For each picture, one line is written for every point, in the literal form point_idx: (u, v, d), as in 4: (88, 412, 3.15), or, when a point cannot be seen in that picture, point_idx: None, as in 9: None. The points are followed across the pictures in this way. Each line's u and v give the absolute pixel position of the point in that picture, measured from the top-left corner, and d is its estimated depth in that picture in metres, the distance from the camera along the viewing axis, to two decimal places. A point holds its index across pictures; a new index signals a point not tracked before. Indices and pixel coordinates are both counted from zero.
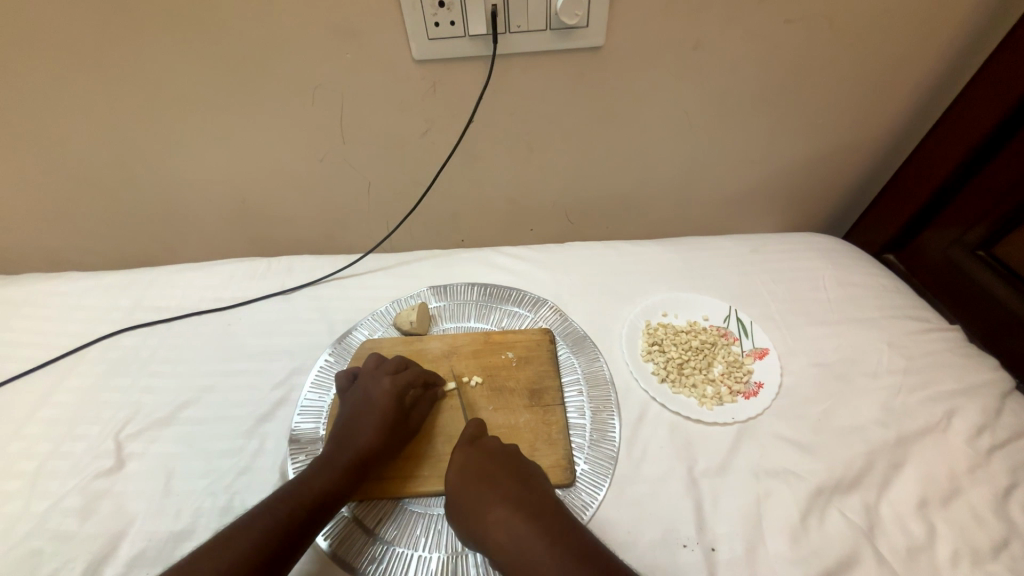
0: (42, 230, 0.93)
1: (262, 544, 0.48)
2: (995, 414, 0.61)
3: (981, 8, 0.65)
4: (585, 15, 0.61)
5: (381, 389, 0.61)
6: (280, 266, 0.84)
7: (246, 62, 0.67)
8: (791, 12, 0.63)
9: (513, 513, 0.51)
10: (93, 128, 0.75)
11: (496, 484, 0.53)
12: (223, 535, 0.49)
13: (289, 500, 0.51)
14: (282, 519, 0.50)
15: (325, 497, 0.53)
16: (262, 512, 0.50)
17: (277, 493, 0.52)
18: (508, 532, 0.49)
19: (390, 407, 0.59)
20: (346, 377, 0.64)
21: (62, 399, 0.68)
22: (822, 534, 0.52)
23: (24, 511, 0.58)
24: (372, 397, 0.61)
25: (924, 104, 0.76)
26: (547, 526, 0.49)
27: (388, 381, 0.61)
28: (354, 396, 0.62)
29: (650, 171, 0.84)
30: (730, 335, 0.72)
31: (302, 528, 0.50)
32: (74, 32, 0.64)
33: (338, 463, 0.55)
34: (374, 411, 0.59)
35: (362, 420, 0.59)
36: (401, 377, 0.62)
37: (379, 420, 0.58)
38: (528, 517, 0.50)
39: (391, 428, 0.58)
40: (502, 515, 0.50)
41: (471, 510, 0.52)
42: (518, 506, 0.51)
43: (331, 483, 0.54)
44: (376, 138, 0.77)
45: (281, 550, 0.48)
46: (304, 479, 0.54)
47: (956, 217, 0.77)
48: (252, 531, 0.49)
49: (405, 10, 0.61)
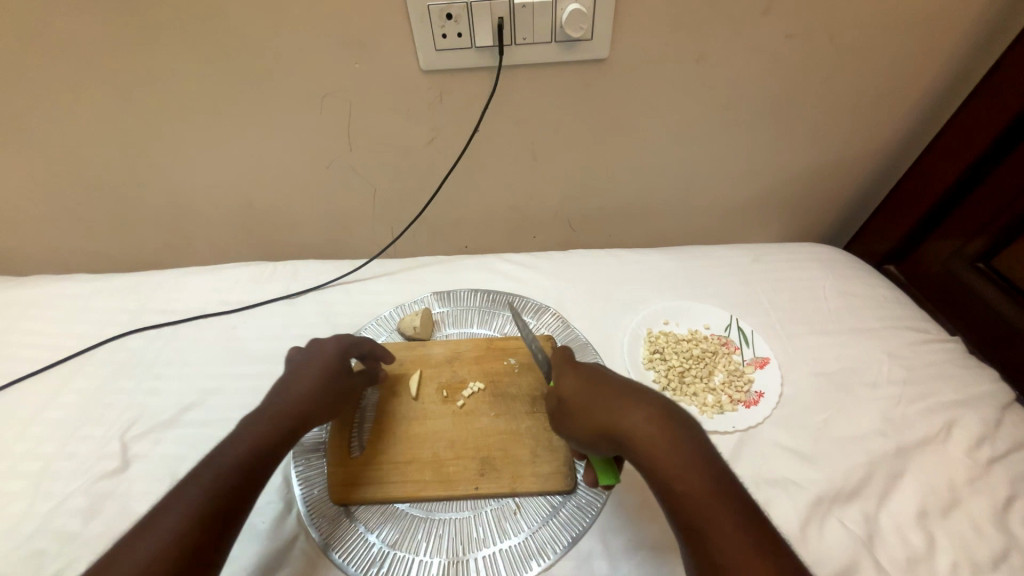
0: (51, 234, 0.94)
1: (202, 507, 0.45)
2: (996, 425, 0.61)
3: (980, 24, 0.66)
4: (590, 28, 0.63)
5: (324, 346, 0.62)
6: (285, 270, 0.85)
7: (255, 70, 0.68)
8: (792, 27, 0.65)
9: (646, 408, 0.47)
10: (103, 133, 0.77)
11: (625, 389, 0.50)
12: (155, 508, 0.45)
13: (220, 460, 0.49)
14: (219, 480, 0.47)
15: (262, 450, 0.51)
16: (193, 474, 0.47)
17: (206, 455, 0.49)
18: (649, 430, 0.45)
19: (332, 363, 0.60)
20: (294, 348, 0.64)
21: (68, 400, 0.69)
22: (821, 543, 0.53)
23: (29, 510, 0.59)
24: (314, 356, 0.61)
25: (925, 116, 0.76)
26: (680, 427, 0.46)
27: (333, 341, 0.63)
28: (296, 357, 0.62)
29: (653, 181, 0.85)
30: (731, 344, 0.72)
31: (245, 483, 0.48)
32: (90, 40, 0.65)
33: (270, 415, 0.54)
34: (314, 364, 0.60)
35: (295, 376, 0.59)
36: (344, 339, 0.64)
37: (316, 375, 0.59)
38: (671, 429, 0.45)
39: (327, 384, 0.59)
40: (638, 413, 0.47)
41: (601, 406, 0.49)
42: (652, 406, 0.47)
43: (266, 434, 0.53)
44: (382, 145, 0.78)
45: (228, 507, 0.46)
46: (236, 434, 0.52)
47: (957, 229, 0.78)
48: (186, 495, 0.46)
49: (413, 21, 0.62)
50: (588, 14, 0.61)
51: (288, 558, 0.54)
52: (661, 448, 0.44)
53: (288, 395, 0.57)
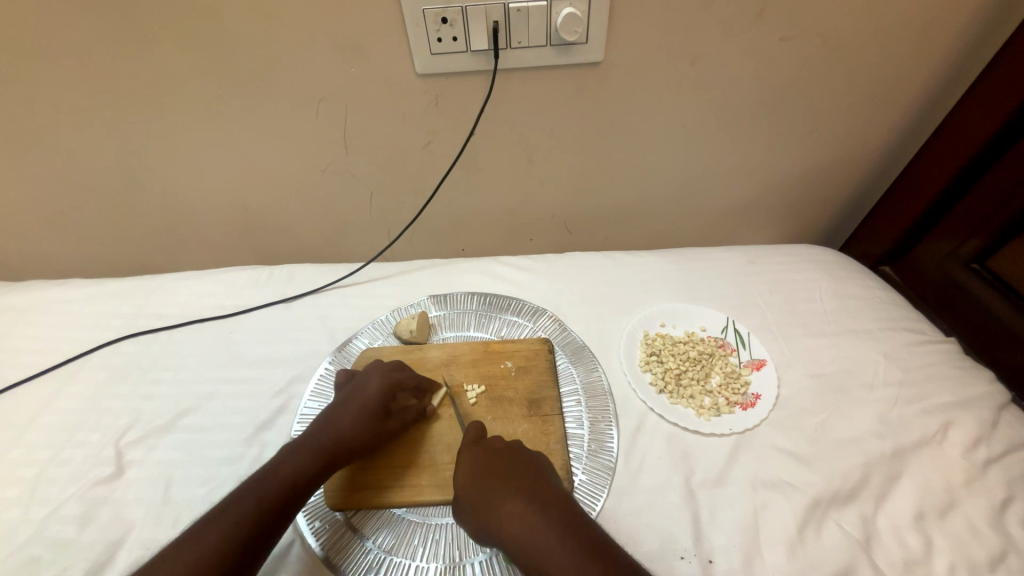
0: (45, 238, 0.94)
1: (230, 538, 0.48)
2: (992, 426, 0.61)
3: (972, 26, 0.66)
4: (585, 31, 0.63)
5: (370, 386, 0.61)
6: (281, 274, 0.85)
7: (250, 74, 0.68)
8: (786, 30, 0.65)
9: (525, 502, 0.50)
10: (97, 137, 0.76)
11: (510, 478, 0.52)
12: (187, 534, 0.48)
13: (256, 492, 0.52)
14: (250, 511, 0.50)
15: (293, 484, 0.53)
16: (228, 504, 0.50)
17: (243, 485, 0.53)
18: (527, 522, 0.48)
19: (377, 404, 0.60)
20: (344, 375, 0.65)
21: (63, 406, 0.69)
22: (819, 546, 0.53)
23: (23, 518, 0.58)
24: (360, 393, 0.61)
25: (919, 117, 0.77)
26: (557, 519, 0.48)
27: (379, 379, 0.62)
28: (348, 390, 0.62)
29: (649, 183, 0.85)
30: (728, 346, 0.72)
31: (274, 517, 0.51)
32: (86, 46, 0.65)
33: (305, 450, 0.56)
34: (358, 401, 0.60)
35: (339, 411, 0.59)
36: (394, 376, 0.63)
37: (357, 415, 0.59)
38: (546, 510, 0.49)
39: (366, 424, 0.58)
40: (516, 508, 0.49)
41: (486, 499, 0.51)
42: (531, 501, 0.50)
43: (298, 468, 0.54)
44: (378, 148, 0.78)
45: (256, 539, 0.49)
46: (271, 467, 0.54)
47: (951, 230, 0.78)
48: (218, 526, 0.49)
49: (408, 26, 0.62)
50: (583, 17, 0.61)
51: (284, 563, 0.54)
52: (537, 542, 0.47)
53: (328, 433, 0.57)
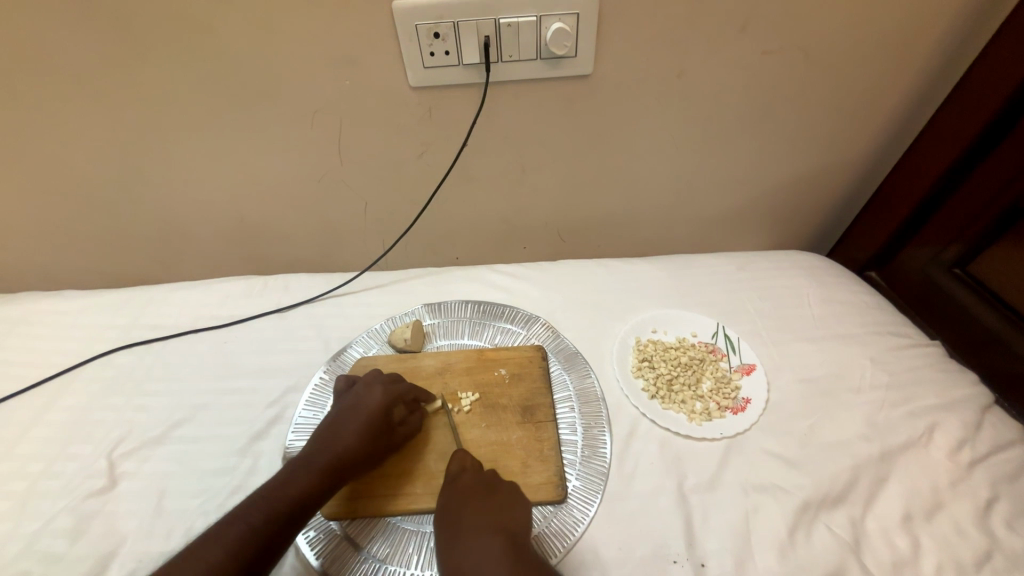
0: (38, 249, 0.94)
1: (233, 556, 0.48)
2: (976, 427, 0.62)
3: (947, 39, 0.68)
4: (574, 46, 0.64)
5: (370, 398, 0.61)
6: (276, 284, 0.85)
7: (244, 86, 0.69)
8: (768, 43, 0.67)
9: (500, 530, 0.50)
10: (93, 149, 0.77)
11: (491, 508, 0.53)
12: (191, 550, 0.49)
13: (262, 508, 0.52)
14: (256, 527, 0.50)
15: (299, 502, 0.53)
16: (232, 521, 0.51)
17: (249, 499, 0.53)
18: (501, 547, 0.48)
19: (379, 417, 0.59)
20: (345, 382, 0.65)
21: (55, 418, 0.69)
22: (808, 548, 0.53)
23: (14, 532, 0.58)
24: (362, 404, 0.60)
25: (901, 127, 0.79)
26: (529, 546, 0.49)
27: (379, 391, 0.61)
28: (348, 401, 0.62)
29: (640, 191, 0.86)
30: (719, 352, 0.73)
31: (278, 534, 0.51)
32: (82, 61, 0.66)
33: (313, 467, 0.56)
34: (360, 414, 0.59)
35: (341, 425, 0.59)
36: (394, 388, 0.62)
37: (358, 428, 0.58)
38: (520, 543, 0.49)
39: (371, 439, 0.58)
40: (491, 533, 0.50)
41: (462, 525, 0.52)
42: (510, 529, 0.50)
43: (305, 486, 0.54)
44: (372, 159, 0.79)
45: (256, 559, 0.49)
46: (277, 483, 0.54)
47: (934, 237, 0.81)
48: (222, 543, 0.49)
49: (402, 41, 0.64)
50: (572, 32, 0.62)
51: (280, 572, 0.55)
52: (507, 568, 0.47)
53: (330, 449, 0.57)
